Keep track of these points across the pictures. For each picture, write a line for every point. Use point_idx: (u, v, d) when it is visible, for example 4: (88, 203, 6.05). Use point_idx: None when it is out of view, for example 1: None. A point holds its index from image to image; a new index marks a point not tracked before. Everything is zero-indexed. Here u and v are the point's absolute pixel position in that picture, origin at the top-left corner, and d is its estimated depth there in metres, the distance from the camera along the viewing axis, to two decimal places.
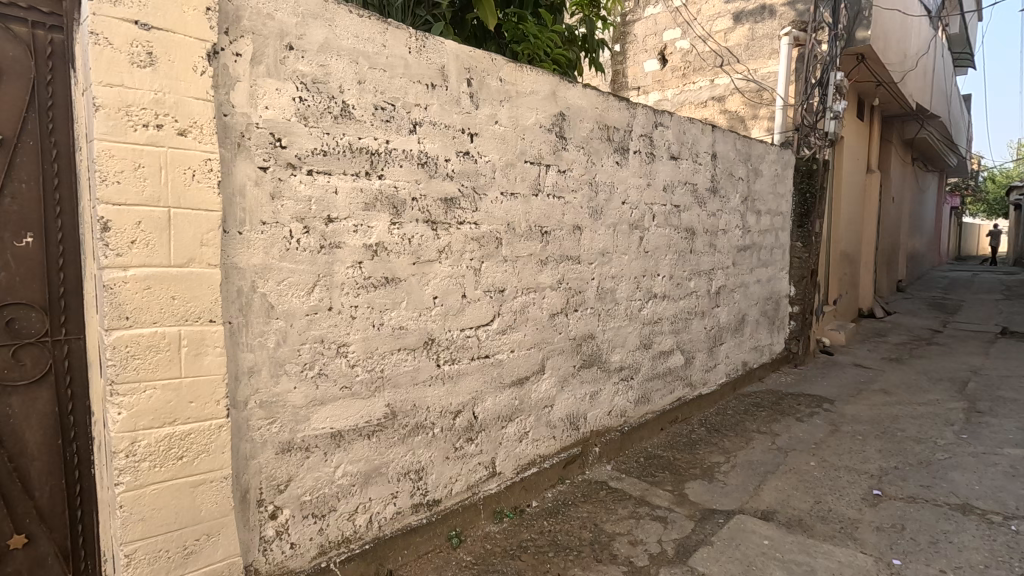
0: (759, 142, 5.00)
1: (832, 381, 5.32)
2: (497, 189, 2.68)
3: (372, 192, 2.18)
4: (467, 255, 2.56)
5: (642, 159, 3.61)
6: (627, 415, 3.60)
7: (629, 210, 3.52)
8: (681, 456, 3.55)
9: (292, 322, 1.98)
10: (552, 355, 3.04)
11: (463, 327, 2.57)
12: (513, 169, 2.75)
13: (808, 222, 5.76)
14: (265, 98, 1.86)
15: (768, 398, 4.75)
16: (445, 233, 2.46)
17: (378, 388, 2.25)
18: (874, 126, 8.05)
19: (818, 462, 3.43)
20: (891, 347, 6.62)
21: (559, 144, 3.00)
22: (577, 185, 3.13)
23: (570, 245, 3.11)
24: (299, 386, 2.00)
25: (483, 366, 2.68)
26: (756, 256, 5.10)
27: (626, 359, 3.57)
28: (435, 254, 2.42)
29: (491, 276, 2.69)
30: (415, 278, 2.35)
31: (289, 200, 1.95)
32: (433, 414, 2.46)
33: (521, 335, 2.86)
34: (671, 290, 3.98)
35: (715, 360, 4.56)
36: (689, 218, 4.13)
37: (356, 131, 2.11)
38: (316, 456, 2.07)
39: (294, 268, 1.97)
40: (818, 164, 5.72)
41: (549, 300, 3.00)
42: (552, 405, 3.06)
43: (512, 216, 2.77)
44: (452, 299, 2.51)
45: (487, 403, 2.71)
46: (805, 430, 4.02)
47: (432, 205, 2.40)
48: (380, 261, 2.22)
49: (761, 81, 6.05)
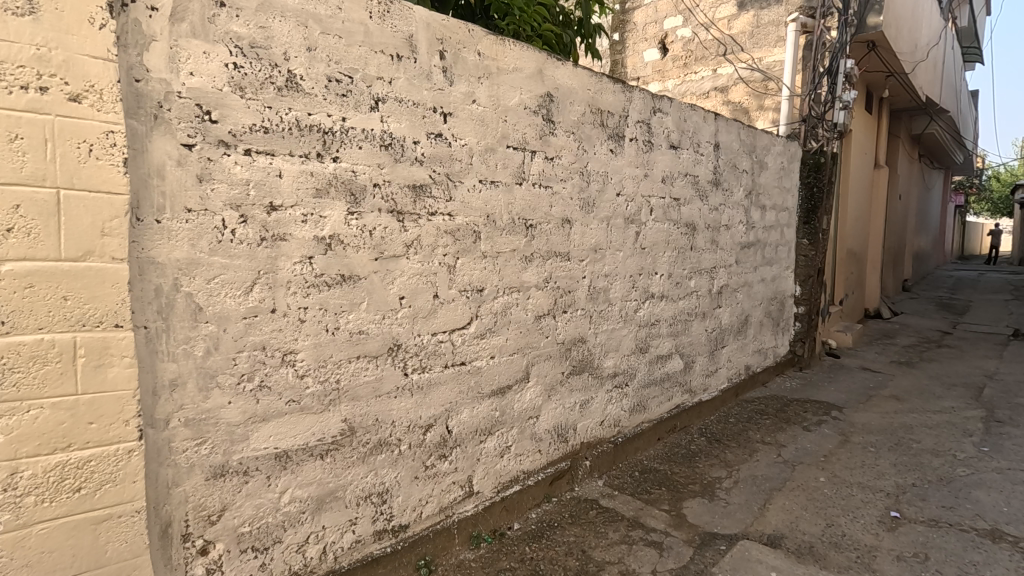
0: (765, 132, 4.71)
1: (839, 386, 5.05)
2: (476, 176, 2.40)
3: (325, 177, 1.90)
4: (439, 250, 2.28)
5: (639, 147, 3.32)
6: (621, 425, 3.32)
7: (624, 203, 3.24)
8: (679, 470, 3.28)
9: (226, 327, 1.69)
10: (538, 361, 2.76)
11: (435, 331, 2.29)
12: (493, 154, 2.47)
13: (815, 217, 5.49)
14: (188, 62, 1.58)
15: (773, 405, 4.47)
16: (414, 225, 2.18)
17: (333, 401, 1.97)
18: (882, 120, 7.73)
19: (829, 478, 3.16)
20: (900, 349, 6.34)
21: (547, 128, 2.72)
22: (567, 174, 2.85)
23: (558, 240, 2.83)
24: (235, 401, 1.73)
25: (459, 374, 2.40)
26: (761, 253, 4.81)
27: (620, 364, 3.29)
28: (402, 249, 2.15)
29: (468, 274, 2.41)
30: (378, 277, 2.07)
31: (221, 184, 1.66)
32: (399, 429, 2.19)
33: (503, 340, 2.58)
34: (670, 289, 3.70)
35: (717, 363, 4.28)
36: (690, 213, 3.85)
37: (305, 106, 1.83)
38: (258, 481, 1.80)
39: (228, 264, 1.69)
40: (826, 157, 5.40)
41: (534, 301, 2.72)
42: (538, 416, 2.78)
43: (492, 207, 2.48)
44: (421, 300, 2.23)
45: (464, 416, 2.43)
46: (812, 441, 3.74)
47: (398, 193, 2.12)
48: (334, 256, 1.94)
49: (766, 70, 5.75)
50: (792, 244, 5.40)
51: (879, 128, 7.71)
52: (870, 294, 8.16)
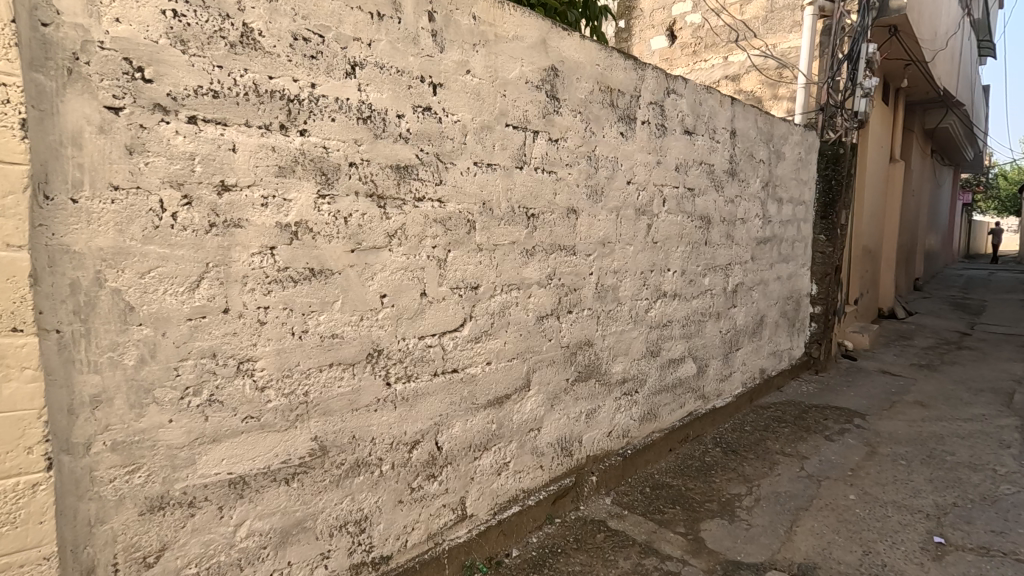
0: (782, 120, 4.41)
1: (859, 391, 4.76)
2: (470, 157, 2.11)
3: (291, 153, 1.61)
4: (428, 241, 1.99)
5: (651, 132, 3.03)
6: (630, 436, 3.04)
7: (635, 191, 2.94)
8: (694, 485, 2.99)
9: (165, 331, 1.40)
10: (539, 366, 2.47)
11: (422, 334, 2.00)
12: (490, 133, 2.18)
13: (833, 212, 5.19)
14: (114, 6, 1.29)
15: (791, 411, 4.18)
16: (398, 212, 1.89)
17: (300, 416, 1.69)
18: (899, 112, 7.41)
19: (859, 495, 2.88)
20: (919, 351, 6.05)
21: (550, 106, 2.43)
22: (573, 158, 2.56)
23: (563, 232, 2.54)
24: (177, 420, 1.44)
25: (450, 383, 2.11)
26: (777, 249, 4.52)
27: (629, 369, 3.00)
28: (383, 240, 1.86)
29: (460, 269, 2.11)
30: (354, 271, 1.78)
31: (158, 157, 1.37)
32: (380, 447, 1.90)
33: (501, 344, 2.30)
34: (683, 288, 3.40)
35: (731, 367, 3.99)
36: (705, 204, 3.55)
37: (264, 67, 1.54)
38: (207, 513, 1.51)
39: (167, 254, 1.40)
40: (845, 148, 5.12)
41: (536, 299, 2.43)
42: (539, 428, 2.50)
43: (488, 192, 2.19)
44: (406, 298, 1.94)
45: (455, 430, 2.15)
46: (837, 452, 3.45)
47: (379, 175, 1.83)
48: (302, 247, 1.65)
49: (781, 57, 5.42)
50: (809, 240, 5.11)
51: (895, 120, 7.39)
52: (884, 293, 7.87)
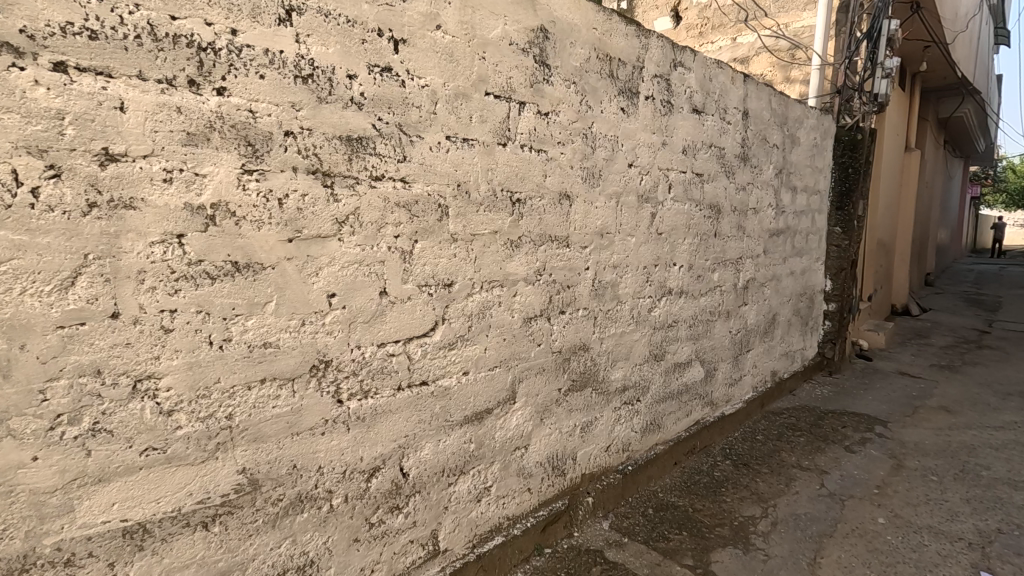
0: (798, 102, 4.05)
1: (877, 394, 4.42)
2: (440, 130, 1.77)
3: (204, 116, 1.27)
4: (389, 229, 1.66)
5: (656, 109, 2.68)
6: (630, 450, 2.72)
7: (638, 176, 2.60)
8: (702, 506, 2.67)
9: (24, 344, 1.08)
10: (527, 375, 2.15)
11: (383, 341, 1.67)
12: (465, 102, 1.84)
13: (849, 202, 4.84)
14: None
15: (806, 418, 3.85)
16: (349, 194, 1.56)
17: (222, 445, 1.36)
18: (915, 99, 7.03)
19: (889, 518, 2.56)
20: (937, 351, 5.71)
21: (539, 73, 2.09)
22: (566, 135, 2.22)
23: (554, 221, 2.20)
24: (47, 457, 1.12)
25: (418, 398, 1.78)
26: (790, 242, 4.18)
27: (630, 376, 2.67)
28: (331, 227, 1.53)
29: (430, 263, 1.78)
30: (293, 266, 1.46)
31: (9, 115, 1.04)
32: (330, 478, 1.58)
33: (481, 350, 1.97)
34: (690, 284, 3.07)
35: (741, 371, 3.66)
36: (714, 191, 3.21)
37: (165, 3, 1.20)
38: (93, 573, 1.20)
39: (26, 243, 1.07)
40: (863, 133, 4.76)
41: (522, 298, 2.10)
42: (526, 446, 2.18)
43: (464, 172, 1.85)
44: (361, 298, 1.61)
45: (424, 453, 1.82)
46: (860, 465, 3.13)
47: (325, 148, 1.49)
48: (222, 236, 1.32)
49: (794, 36, 5.04)
50: (824, 233, 4.76)
51: (911, 108, 7.02)
52: (897, 289, 7.53)
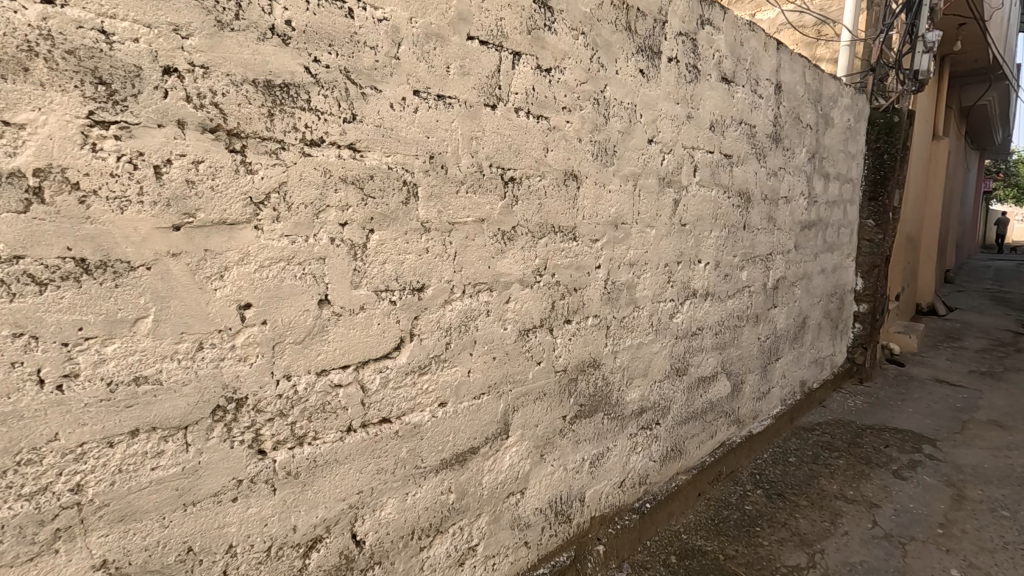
0: (833, 77, 3.58)
1: (917, 406, 3.97)
2: (406, 82, 1.31)
3: (18, 33, 0.82)
4: (332, 213, 1.20)
5: (681, 74, 2.22)
6: (647, 483, 2.27)
7: (658, 154, 2.15)
8: (736, 552, 2.23)
9: None
10: (522, 402, 1.70)
11: (326, 367, 1.23)
12: (439, 46, 1.38)
13: (883, 193, 4.37)
14: None
15: (842, 435, 3.40)
16: (270, 164, 1.10)
17: (65, 532, 0.92)
18: (944, 83, 6.53)
19: (965, 571, 2.13)
20: (973, 355, 5.25)
21: (538, 17, 1.62)
22: (573, 99, 1.76)
23: (558, 208, 1.75)
24: None
25: (376, 442, 1.34)
26: (822, 236, 3.71)
27: (648, 396, 2.22)
28: (242, 210, 1.07)
29: (391, 261, 1.32)
30: (181, 264, 1.01)
31: None
32: (247, 560, 1.14)
33: (464, 373, 1.52)
34: (716, 284, 2.61)
35: (770, 382, 3.20)
36: (744, 176, 2.75)
37: None
38: None
39: None
40: (901, 116, 4.28)
41: (517, 306, 1.65)
42: (523, 491, 1.73)
43: (439, 139, 1.40)
44: (289, 311, 1.16)
45: (388, 512, 1.38)
46: (915, 495, 2.69)
47: (230, 96, 1.04)
48: (56, 222, 0.88)
49: (820, 10, 4.48)
50: (856, 226, 4.29)
51: (940, 92, 6.52)
52: (920, 288, 7.06)
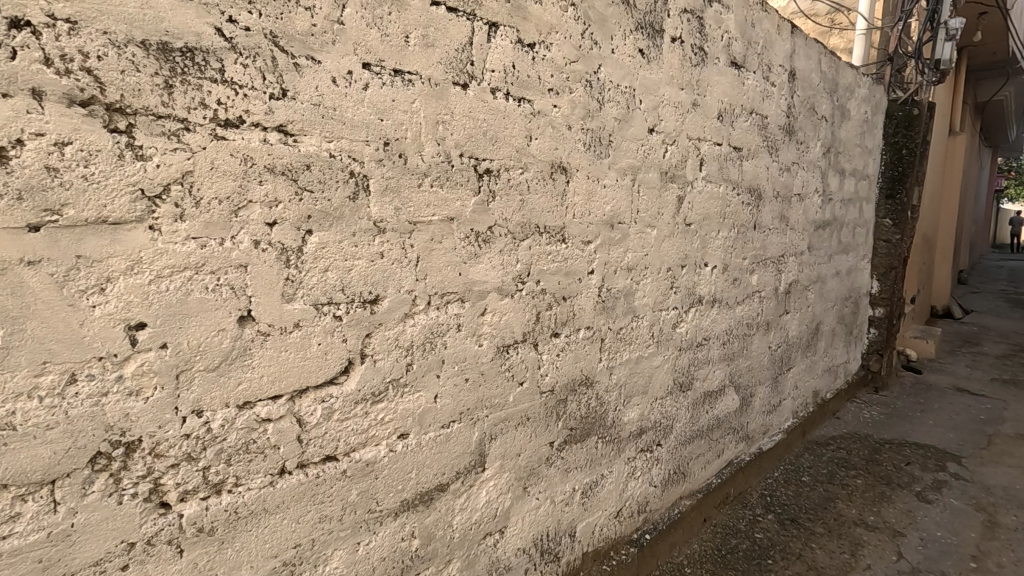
0: (849, 66, 3.33)
1: (938, 418, 3.72)
2: (353, 52, 1.09)
3: None
4: (255, 211, 0.98)
5: (685, 56, 1.99)
6: (647, 511, 2.05)
7: (660, 145, 1.91)
8: None
9: None
10: (502, 430, 1.47)
11: (250, 399, 1.01)
12: (396, 11, 1.16)
13: (901, 190, 4.11)
14: None
15: (859, 450, 3.15)
16: (168, 148, 0.88)
17: None
18: (961, 76, 6.26)
19: None
20: (993, 361, 4.99)
21: None
22: (561, 80, 1.53)
23: (545, 206, 1.52)
24: None
25: (318, 486, 1.11)
26: (837, 237, 3.47)
27: (648, 416, 1.99)
28: (131, 206, 0.85)
29: (334, 268, 1.10)
30: (42, 277, 0.79)
31: None
32: None
33: (430, 399, 1.30)
34: (724, 290, 2.38)
35: (781, 394, 2.96)
36: (754, 170, 2.51)
37: None
38: None
39: None
40: (921, 108, 4.01)
41: (494, 318, 1.42)
42: (503, 530, 1.51)
43: (397, 122, 1.17)
44: (198, 332, 0.94)
45: (334, 567, 1.16)
46: (942, 521, 2.45)
47: (110, 60, 0.82)
48: None
49: None
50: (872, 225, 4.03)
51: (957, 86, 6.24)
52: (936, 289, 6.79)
